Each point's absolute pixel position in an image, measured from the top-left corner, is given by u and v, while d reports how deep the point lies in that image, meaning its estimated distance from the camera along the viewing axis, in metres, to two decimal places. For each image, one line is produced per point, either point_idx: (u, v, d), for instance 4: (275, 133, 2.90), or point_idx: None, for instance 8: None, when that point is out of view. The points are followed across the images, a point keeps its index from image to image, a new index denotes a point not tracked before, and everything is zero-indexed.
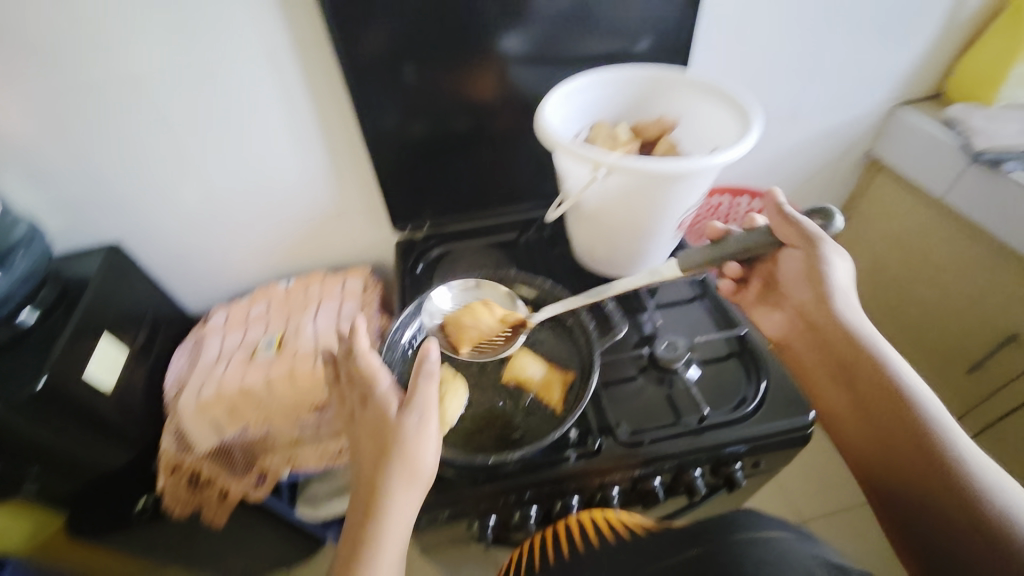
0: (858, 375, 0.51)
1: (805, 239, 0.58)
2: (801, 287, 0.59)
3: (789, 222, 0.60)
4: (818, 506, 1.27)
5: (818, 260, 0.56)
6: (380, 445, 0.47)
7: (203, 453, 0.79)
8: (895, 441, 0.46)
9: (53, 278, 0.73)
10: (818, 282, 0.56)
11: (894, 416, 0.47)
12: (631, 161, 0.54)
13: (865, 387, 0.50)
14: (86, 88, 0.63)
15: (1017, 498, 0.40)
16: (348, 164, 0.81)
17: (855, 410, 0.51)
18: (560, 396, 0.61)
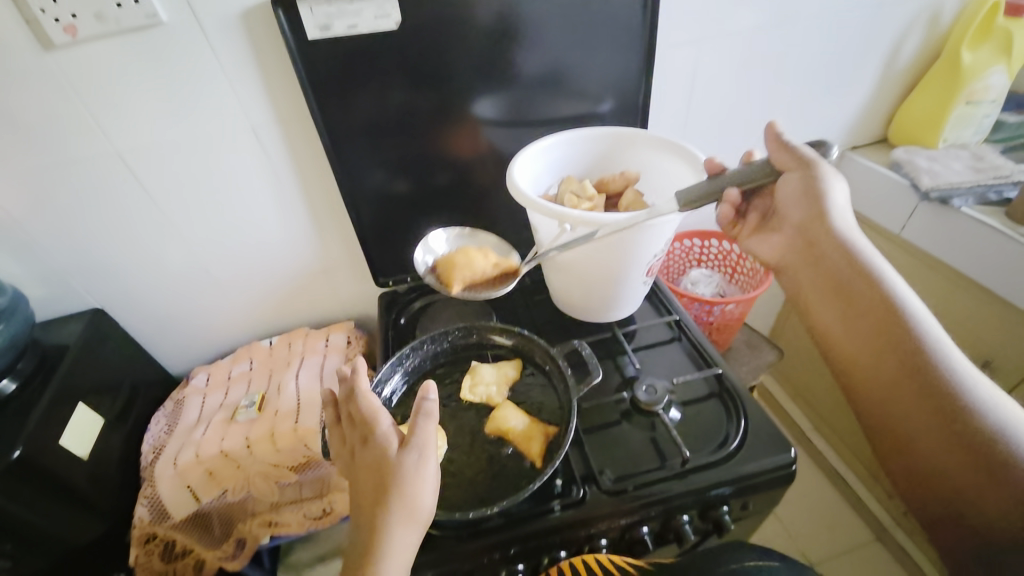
0: (860, 293, 0.54)
1: (804, 162, 0.60)
2: (797, 207, 0.60)
3: (787, 147, 0.61)
4: (823, 547, 1.23)
5: (817, 180, 0.58)
6: (381, 488, 0.45)
7: (179, 522, 0.76)
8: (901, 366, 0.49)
9: (32, 347, 0.72)
10: (815, 201, 0.58)
11: (894, 332, 0.50)
12: (590, 216, 0.58)
13: (866, 304, 0.53)
14: (77, 163, 0.66)
15: (1012, 417, 0.44)
16: (331, 224, 0.84)
17: (855, 326, 0.54)
18: (540, 448, 0.60)
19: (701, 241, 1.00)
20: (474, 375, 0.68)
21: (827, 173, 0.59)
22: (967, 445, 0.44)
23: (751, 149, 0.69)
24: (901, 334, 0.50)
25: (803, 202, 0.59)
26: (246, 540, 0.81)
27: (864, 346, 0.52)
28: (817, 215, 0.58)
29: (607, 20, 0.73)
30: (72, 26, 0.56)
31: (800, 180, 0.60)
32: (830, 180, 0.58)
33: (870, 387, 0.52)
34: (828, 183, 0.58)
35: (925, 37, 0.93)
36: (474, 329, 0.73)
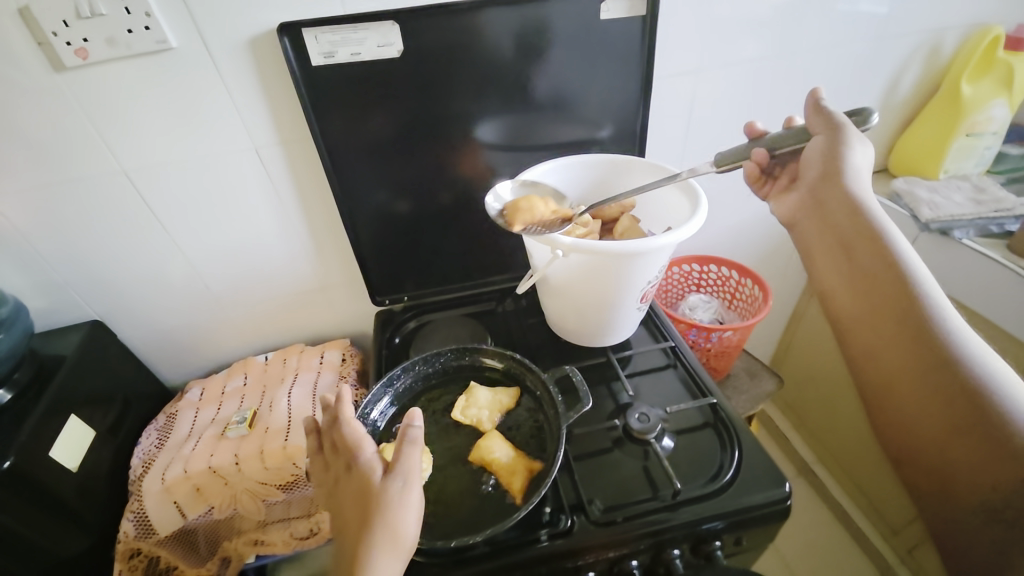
0: (864, 255, 0.52)
1: (833, 124, 0.58)
2: (816, 168, 0.58)
3: (822, 110, 0.59)
4: None
5: (840, 143, 0.56)
6: (363, 516, 0.44)
7: (164, 538, 0.75)
8: (904, 330, 0.48)
9: (29, 358, 0.73)
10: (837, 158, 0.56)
11: (895, 294, 0.49)
12: (584, 243, 0.58)
13: (873, 264, 0.51)
14: (83, 179, 0.68)
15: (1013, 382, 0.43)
16: (330, 242, 0.85)
17: (858, 289, 0.52)
18: (521, 484, 0.58)
19: (699, 267, 0.99)
20: (468, 398, 0.67)
21: (855, 136, 0.57)
22: (965, 414, 0.43)
23: (793, 115, 0.67)
24: (902, 296, 0.49)
25: (822, 160, 0.57)
26: (231, 558, 0.81)
27: (866, 309, 0.51)
28: (833, 173, 0.55)
29: (605, 51, 0.74)
30: (83, 49, 0.58)
31: (826, 141, 0.57)
32: (857, 142, 0.56)
33: (872, 351, 0.51)
34: (853, 143, 0.56)
35: (924, 70, 0.94)
36: (466, 351, 0.73)
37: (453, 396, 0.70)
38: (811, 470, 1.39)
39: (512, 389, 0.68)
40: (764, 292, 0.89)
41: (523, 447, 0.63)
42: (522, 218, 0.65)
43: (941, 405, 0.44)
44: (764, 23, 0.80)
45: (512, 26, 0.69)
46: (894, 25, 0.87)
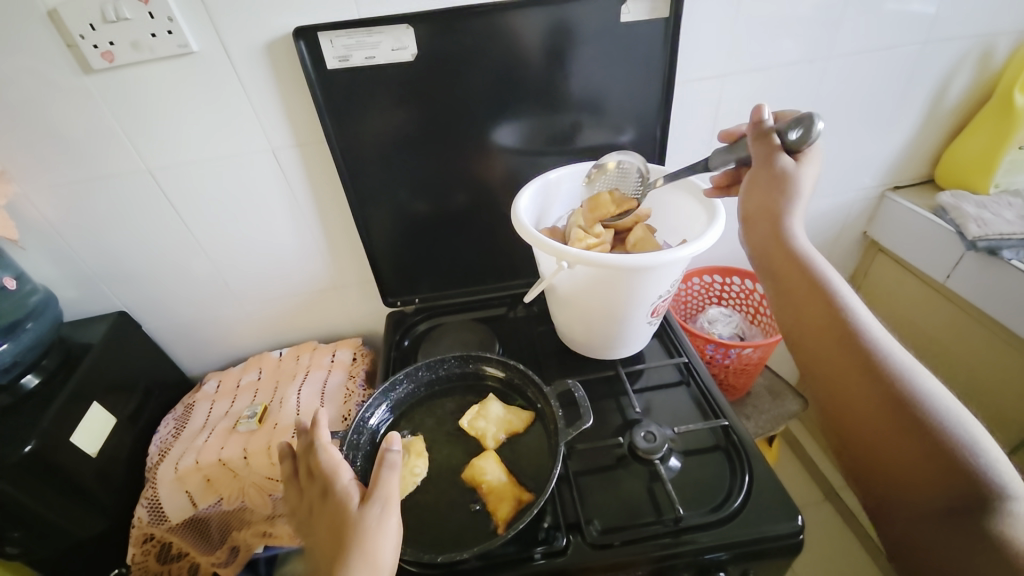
0: (797, 280, 0.50)
1: (765, 156, 0.53)
2: (750, 201, 0.55)
3: (763, 141, 0.54)
4: None
5: (773, 178, 0.52)
6: (338, 546, 0.45)
7: (176, 525, 0.78)
8: (860, 388, 0.43)
9: (58, 345, 0.78)
10: (773, 198, 0.53)
11: (832, 318, 0.47)
12: (589, 255, 0.56)
13: (805, 291, 0.49)
14: (108, 177, 0.70)
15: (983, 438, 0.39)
16: (344, 243, 0.86)
17: (810, 340, 0.48)
18: (507, 514, 0.56)
19: (722, 279, 0.95)
20: (480, 410, 0.66)
21: (786, 175, 0.52)
22: (943, 485, 0.38)
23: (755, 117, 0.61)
24: (839, 320, 0.46)
25: (755, 197, 0.54)
26: (239, 548, 0.82)
27: (804, 337, 0.48)
28: (766, 209, 0.53)
29: (627, 54, 0.72)
30: (110, 52, 0.60)
31: (757, 182, 0.54)
32: (789, 179, 0.52)
33: (834, 410, 0.46)
34: (783, 183, 0.52)
35: (976, 75, 0.87)
36: (470, 359, 0.72)
37: (456, 404, 0.70)
38: (837, 496, 1.31)
39: (525, 414, 0.66)
40: None
41: (522, 472, 0.61)
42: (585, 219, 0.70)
43: (889, 432, 0.41)
44: (797, 26, 0.76)
45: (528, 30, 0.68)
46: (944, 27, 0.80)
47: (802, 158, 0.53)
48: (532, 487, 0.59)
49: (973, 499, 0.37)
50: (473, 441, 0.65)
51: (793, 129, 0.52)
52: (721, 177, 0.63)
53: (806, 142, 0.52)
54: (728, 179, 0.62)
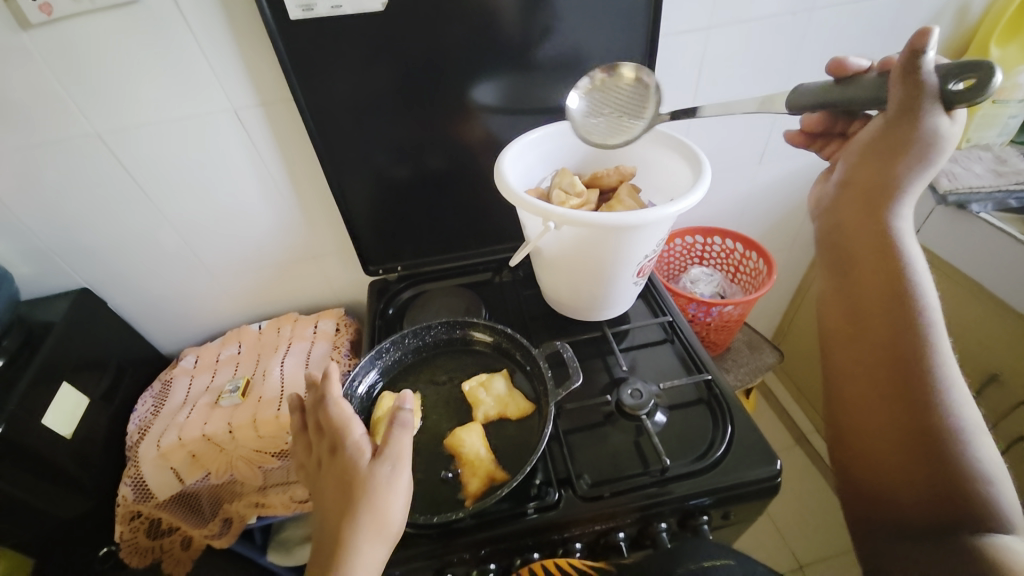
0: (869, 257, 0.48)
1: (912, 105, 0.45)
2: (863, 151, 0.50)
3: (908, 80, 0.45)
4: (816, 550, 1.20)
5: (909, 134, 0.46)
6: (347, 500, 0.47)
7: (164, 502, 0.76)
8: (897, 386, 0.46)
9: (17, 325, 0.73)
10: (889, 166, 0.47)
11: (894, 312, 0.47)
12: (578, 214, 0.55)
13: (878, 277, 0.48)
14: (53, 144, 0.65)
15: (986, 454, 0.44)
16: (318, 210, 0.82)
17: (864, 322, 0.48)
18: (477, 490, 0.57)
19: (703, 239, 0.96)
20: (479, 381, 0.66)
21: (931, 140, 0.45)
22: (936, 483, 0.44)
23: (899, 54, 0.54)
24: (900, 315, 0.47)
25: (876, 164, 0.48)
26: (233, 519, 0.82)
27: (853, 315, 0.49)
28: (878, 173, 0.48)
29: (611, 4, 0.68)
30: (47, 3, 0.54)
31: (884, 138, 0.47)
32: (925, 144, 0.45)
33: (863, 394, 0.48)
34: (919, 147, 0.46)
35: (953, 29, 0.87)
36: (457, 325, 0.72)
37: (445, 368, 0.70)
38: (807, 441, 1.40)
39: (524, 403, 0.64)
40: (768, 266, 0.86)
41: (512, 435, 0.63)
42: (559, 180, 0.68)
43: (902, 426, 0.46)
44: None
45: None
46: None
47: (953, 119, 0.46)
48: (507, 466, 0.60)
49: (952, 501, 0.43)
50: (467, 405, 0.66)
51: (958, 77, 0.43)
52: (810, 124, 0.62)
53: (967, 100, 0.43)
54: (817, 127, 0.61)
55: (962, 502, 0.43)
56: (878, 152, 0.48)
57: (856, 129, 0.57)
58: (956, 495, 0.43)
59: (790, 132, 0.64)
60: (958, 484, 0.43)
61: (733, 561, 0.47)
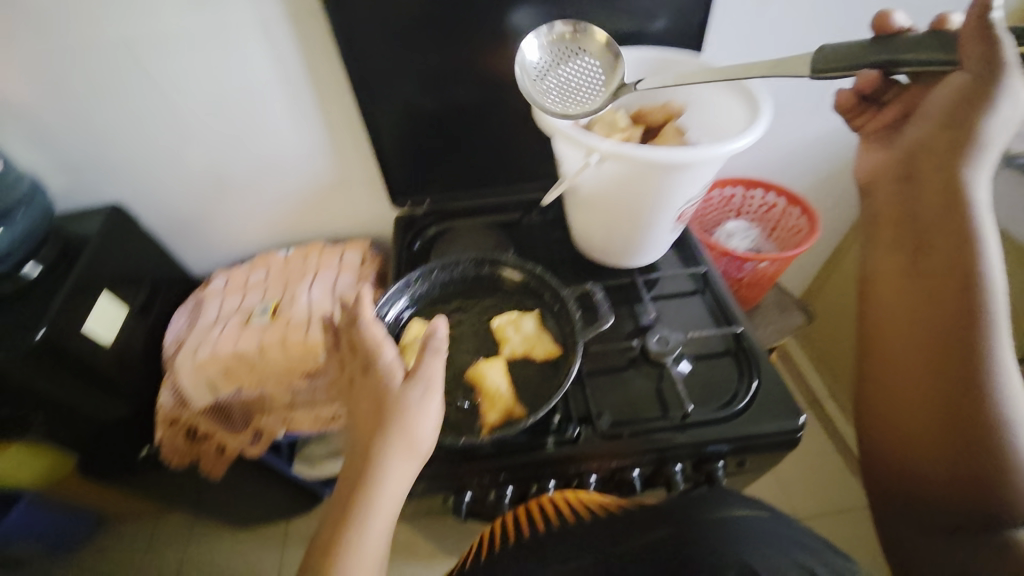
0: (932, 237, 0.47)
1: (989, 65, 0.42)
2: (933, 119, 0.47)
3: (981, 32, 0.42)
4: (824, 504, 1.22)
5: (987, 100, 0.43)
6: (379, 417, 0.49)
7: (200, 411, 0.81)
8: (942, 376, 0.46)
9: (54, 236, 0.75)
10: (960, 136, 0.45)
11: (951, 299, 0.46)
12: (624, 148, 0.52)
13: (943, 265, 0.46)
14: (80, 49, 0.63)
15: None
16: (347, 137, 0.79)
17: (917, 307, 0.48)
18: (494, 423, 0.59)
19: (744, 191, 0.92)
20: (510, 317, 0.66)
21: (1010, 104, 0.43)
22: (969, 467, 0.45)
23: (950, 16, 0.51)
24: (958, 302, 0.45)
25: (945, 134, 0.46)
26: (263, 433, 0.85)
27: (907, 297, 0.48)
28: (954, 142, 0.46)
29: None
30: None
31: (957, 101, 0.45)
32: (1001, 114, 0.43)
33: (902, 378, 0.49)
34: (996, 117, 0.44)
35: None
36: (485, 262, 0.71)
37: (471, 303, 0.70)
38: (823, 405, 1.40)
39: (551, 346, 0.64)
40: (811, 224, 0.84)
41: (535, 374, 0.64)
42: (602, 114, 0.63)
43: (940, 414, 0.46)
44: None
45: None
46: None
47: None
48: (525, 404, 0.61)
49: (982, 484, 0.45)
50: (495, 340, 0.66)
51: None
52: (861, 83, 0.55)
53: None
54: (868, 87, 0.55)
55: (992, 485, 0.45)
56: (959, 128, 0.45)
57: (912, 94, 0.52)
58: (985, 479, 0.45)
59: (839, 94, 0.57)
60: (992, 470, 0.45)
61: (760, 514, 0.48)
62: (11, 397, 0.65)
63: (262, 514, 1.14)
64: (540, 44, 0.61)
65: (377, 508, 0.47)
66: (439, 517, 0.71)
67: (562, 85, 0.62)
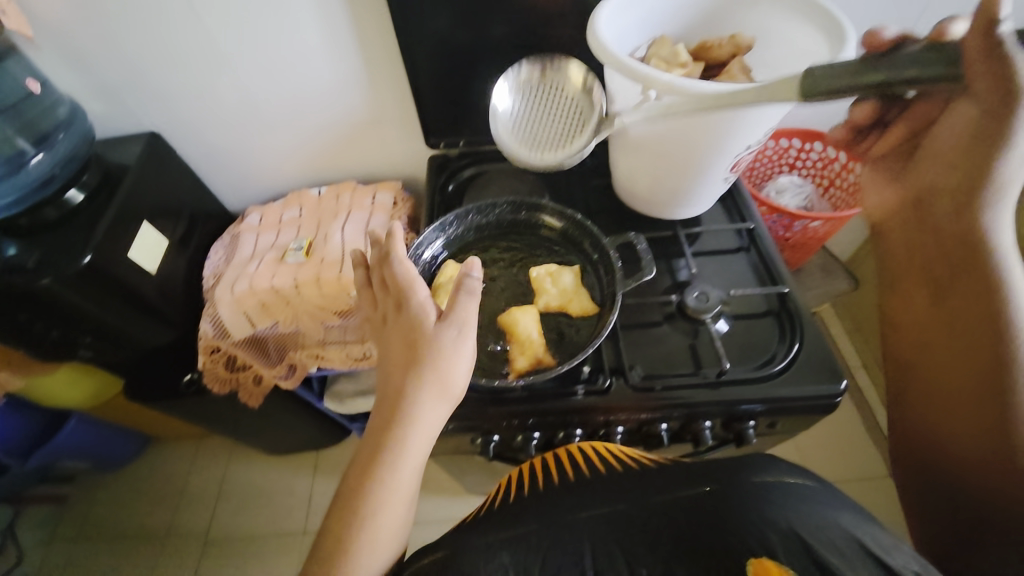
0: (951, 271, 0.48)
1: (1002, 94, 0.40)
2: (949, 154, 0.46)
3: (992, 58, 0.39)
4: (860, 470, 1.19)
5: (997, 136, 0.42)
6: (412, 355, 0.49)
7: (239, 341, 0.84)
8: (965, 398, 0.49)
9: (95, 162, 0.75)
10: (972, 175, 0.45)
11: (971, 328, 0.47)
12: (685, 83, 0.48)
13: (978, 263, 0.46)
14: None
15: None
16: (383, 69, 0.76)
17: (941, 333, 0.50)
18: (523, 368, 0.59)
19: (801, 144, 0.85)
20: (549, 270, 0.65)
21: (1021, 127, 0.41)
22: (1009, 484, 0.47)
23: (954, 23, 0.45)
24: (980, 330, 0.47)
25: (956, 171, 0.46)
26: (297, 367, 0.88)
27: (935, 324, 0.51)
28: (967, 181, 0.45)
29: None
30: None
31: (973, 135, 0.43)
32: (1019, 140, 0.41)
33: (930, 396, 0.52)
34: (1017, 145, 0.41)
35: None
36: (523, 206, 0.69)
37: (505, 250, 0.69)
38: None
39: (587, 304, 0.63)
40: None
41: (568, 325, 0.63)
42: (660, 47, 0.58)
43: (972, 433, 0.49)
44: None
45: None
46: None
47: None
48: (556, 352, 0.61)
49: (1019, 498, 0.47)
50: (531, 290, 0.65)
51: None
52: (858, 114, 0.52)
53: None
54: (867, 117, 0.51)
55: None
56: (978, 161, 0.44)
57: (914, 113, 0.49)
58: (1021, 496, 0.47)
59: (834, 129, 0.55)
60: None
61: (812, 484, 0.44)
62: (66, 316, 0.68)
63: (296, 442, 1.21)
64: (509, 87, 0.65)
65: (411, 444, 0.48)
66: (465, 455, 0.73)
67: (531, 122, 0.65)
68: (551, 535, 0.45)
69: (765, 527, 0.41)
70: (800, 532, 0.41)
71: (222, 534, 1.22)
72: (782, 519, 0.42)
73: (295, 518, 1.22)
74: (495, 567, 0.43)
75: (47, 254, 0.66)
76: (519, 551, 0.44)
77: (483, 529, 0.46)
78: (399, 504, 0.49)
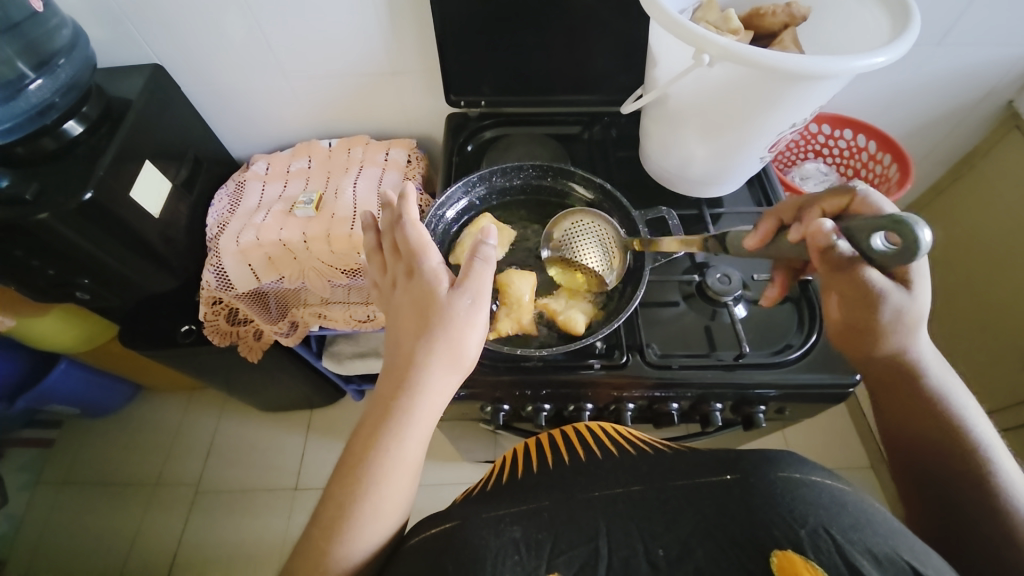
0: (892, 376, 0.49)
1: (860, 295, 0.43)
2: (843, 316, 0.47)
3: (844, 269, 0.42)
4: (856, 459, 1.19)
5: (866, 302, 0.43)
6: (422, 323, 0.46)
7: (242, 293, 0.81)
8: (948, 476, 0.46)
9: (96, 93, 0.70)
10: (868, 318, 0.45)
11: (922, 409, 0.47)
12: (743, 48, 0.45)
13: (873, 364, 0.49)
14: None
15: None
16: (406, 12, 0.71)
17: (898, 420, 0.50)
18: (505, 330, 0.58)
19: (830, 131, 0.84)
20: (569, 291, 0.62)
21: (893, 318, 0.44)
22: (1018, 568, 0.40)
23: (838, 197, 0.48)
24: (929, 411, 0.47)
25: (853, 318, 0.46)
26: (298, 324, 0.86)
27: (890, 415, 0.50)
28: (872, 326, 0.46)
29: None
30: None
31: (854, 305, 0.45)
32: (894, 322, 0.45)
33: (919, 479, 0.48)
34: (885, 331, 0.45)
35: None
36: (550, 172, 0.69)
37: (529, 215, 0.68)
38: None
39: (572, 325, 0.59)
40: (902, 174, 0.75)
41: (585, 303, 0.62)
42: (712, 8, 0.54)
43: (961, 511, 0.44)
44: None
45: None
46: None
47: (907, 271, 0.44)
48: (545, 330, 0.60)
49: None
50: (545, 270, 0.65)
51: (874, 237, 0.39)
52: (773, 291, 0.58)
53: (902, 257, 0.38)
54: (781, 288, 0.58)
55: None
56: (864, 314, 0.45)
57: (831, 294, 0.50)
58: None
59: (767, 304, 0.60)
60: None
61: (847, 487, 0.38)
62: (63, 252, 0.65)
63: (292, 399, 1.20)
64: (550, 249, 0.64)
65: (416, 417, 0.45)
66: (470, 422, 0.72)
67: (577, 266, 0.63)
68: (565, 511, 0.41)
69: (792, 519, 0.35)
70: (830, 531, 0.35)
71: (212, 486, 1.22)
72: (809, 514, 0.35)
73: (288, 474, 1.23)
74: (506, 542, 0.38)
75: (45, 186, 0.63)
76: (532, 524, 0.40)
77: (492, 501, 0.42)
78: (403, 480, 0.45)
